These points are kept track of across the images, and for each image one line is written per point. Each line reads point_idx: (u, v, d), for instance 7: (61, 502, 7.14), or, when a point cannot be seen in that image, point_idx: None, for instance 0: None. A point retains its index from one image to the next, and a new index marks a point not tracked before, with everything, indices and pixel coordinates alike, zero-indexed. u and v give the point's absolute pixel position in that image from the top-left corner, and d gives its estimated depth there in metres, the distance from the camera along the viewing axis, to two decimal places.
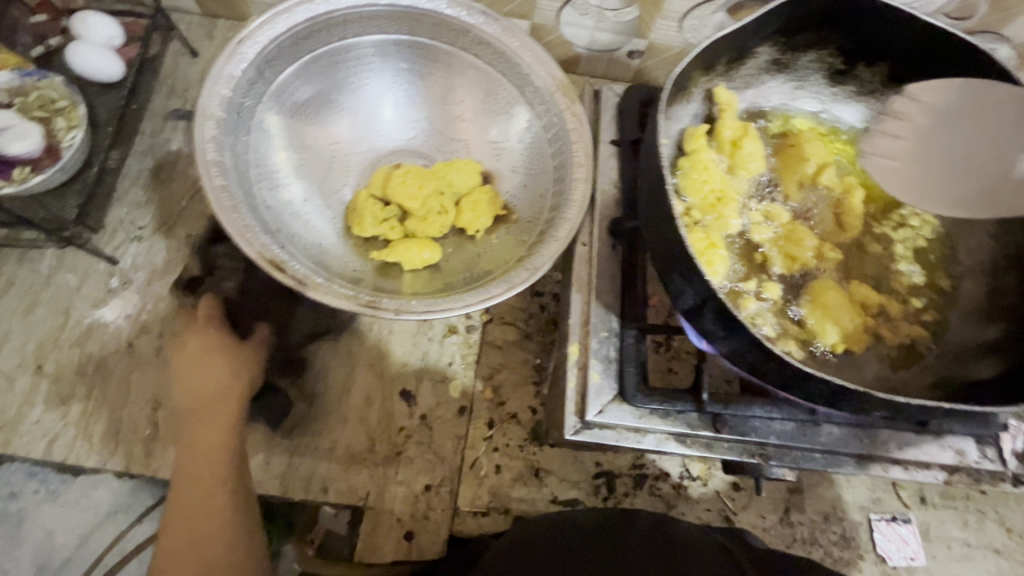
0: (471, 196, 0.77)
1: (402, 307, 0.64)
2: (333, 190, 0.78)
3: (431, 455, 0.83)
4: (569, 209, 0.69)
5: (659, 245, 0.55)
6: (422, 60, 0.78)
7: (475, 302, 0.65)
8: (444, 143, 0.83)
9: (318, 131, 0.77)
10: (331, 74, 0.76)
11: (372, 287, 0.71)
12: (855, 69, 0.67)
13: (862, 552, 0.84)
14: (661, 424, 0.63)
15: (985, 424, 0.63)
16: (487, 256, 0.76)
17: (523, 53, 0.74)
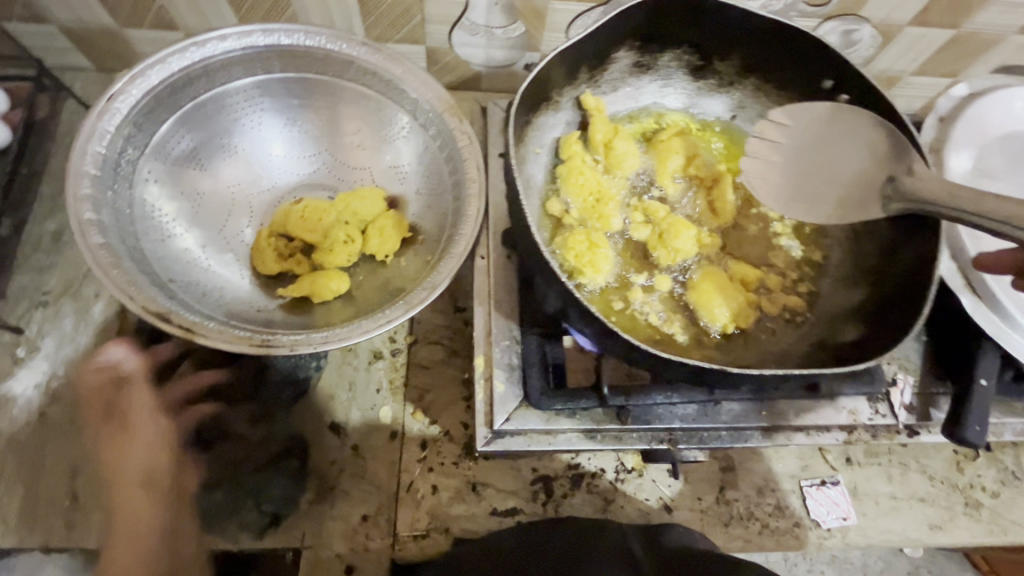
0: (376, 223, 0.77)
1: (300, 340, 0.63)
2: (235, 234, 0.77)
3: (366, 484, 0.83)
4: (466, 224, 0.69)
5: (530, 251, 0.57)
6: (310, 95, 0.78)
7: (377, 326, 0.64)
8: (346, 173, 0.82)
9: (210, 178, 0.77)
10: (217, 120, 0.76)
11: (276, 324, 0.70)
12: (711, 64, 0.71)
13: (797, 519, 0.86)
14: (569, 423, 0.65)
15: (870, 382, 0.67)
16: (395, 279, 0.76)
17: (406, 77, 0.75)
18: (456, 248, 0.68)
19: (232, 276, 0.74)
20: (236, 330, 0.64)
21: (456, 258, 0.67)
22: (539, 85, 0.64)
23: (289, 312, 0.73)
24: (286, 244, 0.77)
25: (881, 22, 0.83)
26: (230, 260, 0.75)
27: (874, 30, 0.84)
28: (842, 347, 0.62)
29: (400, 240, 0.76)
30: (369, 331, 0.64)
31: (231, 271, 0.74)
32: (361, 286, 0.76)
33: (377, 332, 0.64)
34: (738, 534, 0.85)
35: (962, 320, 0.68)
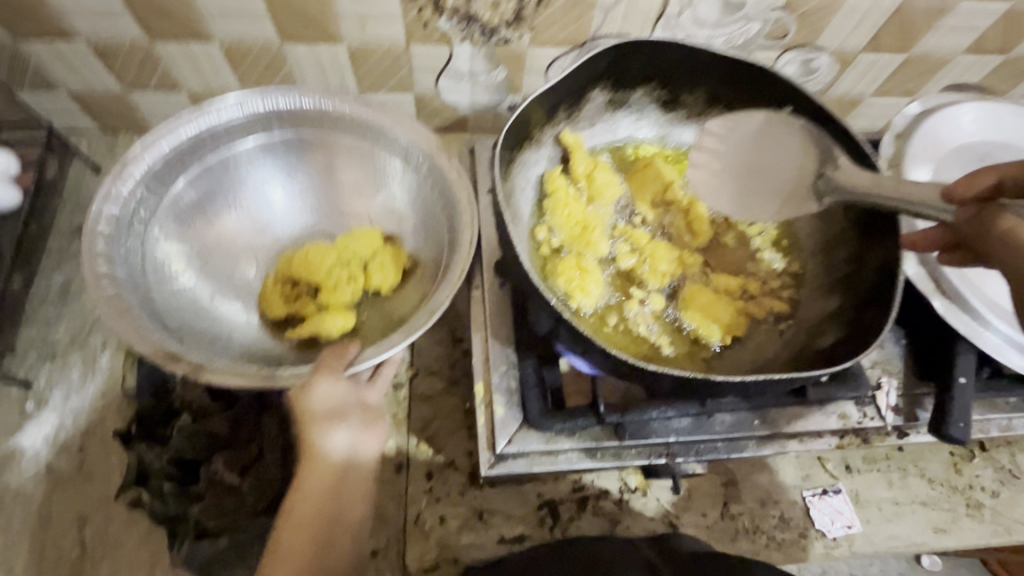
0: (376, 258, 0.80)
1: (300, 373, 0.66)
2: (242, 283, 0.80)
3: (374, 518, 0.83)
4: (461, 248, 0.71)
5: (521, 278, 0.60)
6: (309, 148, 0.82)
7: (378, 355, 0.66)
8: (347, 220, 0.86)
9: (217, 232, 0.80)
10: (223, 177, 0.80)
11: (283, 361, 0.73)
12: (679, 97, 0.77)
13: (802, 530, 0.87)
14: (569, 442, 0.67)
15: (857, 385, 0.69)
16: (398, 312, 0.79)
17: (398, 124, 0.79)
18: (453, 271, 0.70)
19: (242, 321, 0.77)
20: (240, 366, 0.66)
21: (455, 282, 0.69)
22: (522, 125, 0.69)
23: (300, 351, 0.76)
24: (291, 287, 0.80)
25: (836, 49, 0.89)
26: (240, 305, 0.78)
27: (831, 57, 0.90)
28: (823, 352, 0.65)
29: (399, 274, 0.80)
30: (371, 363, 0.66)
31: (239, 317, 0.77)
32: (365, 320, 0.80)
33: (377, 361, 0.65)
34: (745, 548, 0.86)
35: (937, 322, 0.71)
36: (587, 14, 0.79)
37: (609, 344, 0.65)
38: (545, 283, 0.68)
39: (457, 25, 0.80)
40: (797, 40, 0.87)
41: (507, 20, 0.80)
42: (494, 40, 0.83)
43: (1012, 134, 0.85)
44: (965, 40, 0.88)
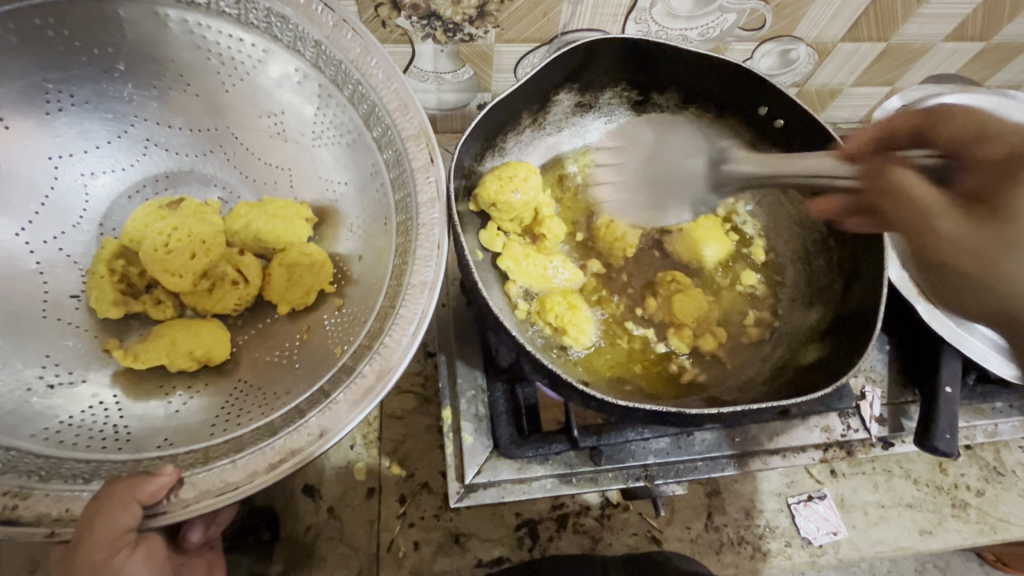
0: (284, 256, 0.58)
1: (64, 493, 0.42)
2: (60, 229, 0.56)
3: (345, 547, 0.79)
4: (394, 333, 0.49)
5: (483, 306, 0.56)
6: (210, 67, 0.57)
7: (213, 498, 0.43)
8: (257, 172, 0.62)
9: (23, 142, 0.53)
10: (23, 41, 0.49)
11: (38, 476, 0.43)
12: (650, 98, 0.74)
13: (788, 539, 0.85)
14: (541, 470, 0.63)
15: (840, 399, 0.67)
16: (297, 365, 0.55)
17: (364, 60, 0.55)
18: (366, 372, 0.48)
19: (9, 366, 0.49)
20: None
21: (365, 405, 0.47)
22: (483, 131, 0.65)
23: (129, 387, 0.52)
24: (138, 273, 0.56)
25: (815, 41, 0.84)
26: (35, 322, 0.52)
27: (809, 48, 0.86)
28: (803, 369, 0.63)
29: (314, 295, 0.58)
30: (204, 504, 0.43)
31: None
32: (247, 353, 0.57)
33: (209, 509, 0.43)
34: (730, 561, 0.84)
35: (920, 329, 0.69)
36: (554, 8, 0.73)
37: (602, 393, 0.59)
38: (528, 334, 0.64)
39: (417, 24, 0.72)
40: (774, 32, 0.82)
41: (469, 16, 0.72)
42: (458, 37, 0.75)
43: None
44: (945, 27, 0.84)
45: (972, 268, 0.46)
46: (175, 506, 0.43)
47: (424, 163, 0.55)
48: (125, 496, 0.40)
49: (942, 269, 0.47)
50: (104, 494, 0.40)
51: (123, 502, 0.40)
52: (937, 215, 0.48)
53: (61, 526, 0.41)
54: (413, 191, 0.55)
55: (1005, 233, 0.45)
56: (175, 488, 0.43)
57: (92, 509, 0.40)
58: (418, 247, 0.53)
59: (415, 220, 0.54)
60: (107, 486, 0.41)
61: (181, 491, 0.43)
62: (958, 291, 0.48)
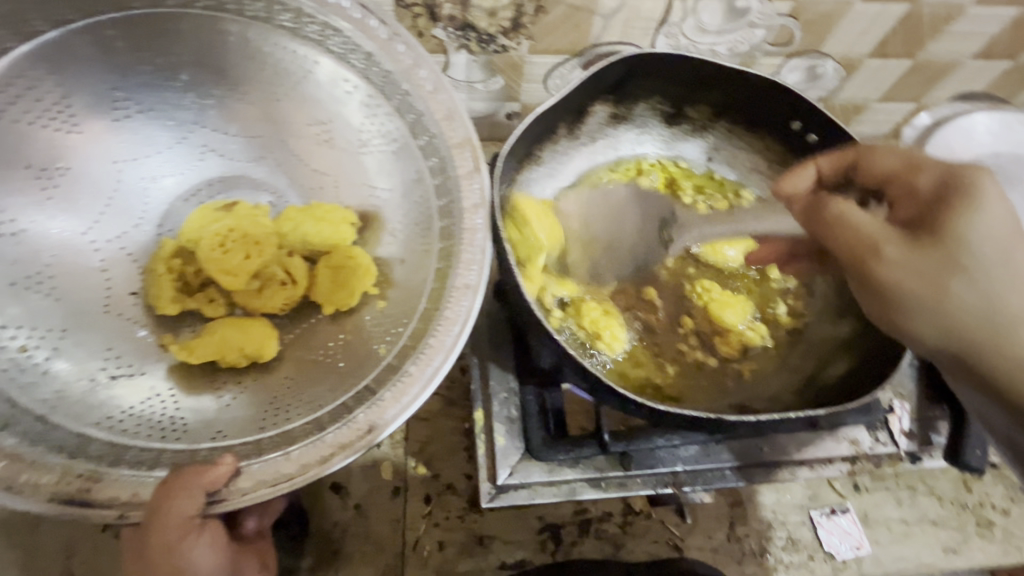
0: (330, 259, 0.60)
1: (134, 478, 0.46)
2: (123, 230, 0.58)
3: (370, 545, 0.81)
4: (438, 334, 0.52)
5: (521, 310, 0.58)
6: (265, 76, 0.59)
7: (267, 488, 0.45)
8: (304, 177, 0.64)
9: (91, 145, 0.56)
10: (98, 49, 0.53)
11: (107, 461, 0.46)
12: (684, 112, 0.75)
13: (811, 552, 0.85)
14: (572, 473, 0.64)
15: (869, 412, 0.67)
16: (342, 363, 0.57)
17: (413, 72, 0.57)
18: (411, 370, 0.50)
19: (76, 359, 0.51)
20: (53, 458, 0.45)
21: (410, 403, 0.49)
22: (523, 143, 0.67)
23: (183, 382, 0.54)
24: (194, 272, 0.58)
25: (842, 56, 0.85)
26: (98, 317, 0.54)
27: (837, 64, 0.87)
28: (834, 382, 0.64)
29: (357, 297, 0.60)
30: (259, 494, 0.46)
31: (51, 337, 0.51)
32: (293, 351, 0.59)
33: (264, 498, 0.45)
34: (751, 572, 0.84)
35: None
36: (587, 21, 0.74)
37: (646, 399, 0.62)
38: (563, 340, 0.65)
39: (453, 34, 0.74)
40: (802, 47, 0.83)
41: (504, 28, 0.74)
42: (492, 48, 0.77)
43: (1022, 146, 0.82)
44: (975, 45, 0.84)
45: (920, 288, 0.49)
46: (233, 493, 0.45)
47: (468, 170, 0.57)
48: (190, 484, 0.43)
49: (886, 292, 0.50)
50: (171, 482, 0.44)
51: (190, 489, 0.43)
52: (871, 246, 0.51)
53: (129, 509, 0.44)
54: (456, 197, 0.57)
55: (937, 262, 0.48)
56: (233, 478, 0.46)
57: (160, 495, 0.43)
58: (462, 252, 0.55)
59: (458, 226, 0.56)
60: (173, 474, 0.44)
61: (238, 480, 0.46)
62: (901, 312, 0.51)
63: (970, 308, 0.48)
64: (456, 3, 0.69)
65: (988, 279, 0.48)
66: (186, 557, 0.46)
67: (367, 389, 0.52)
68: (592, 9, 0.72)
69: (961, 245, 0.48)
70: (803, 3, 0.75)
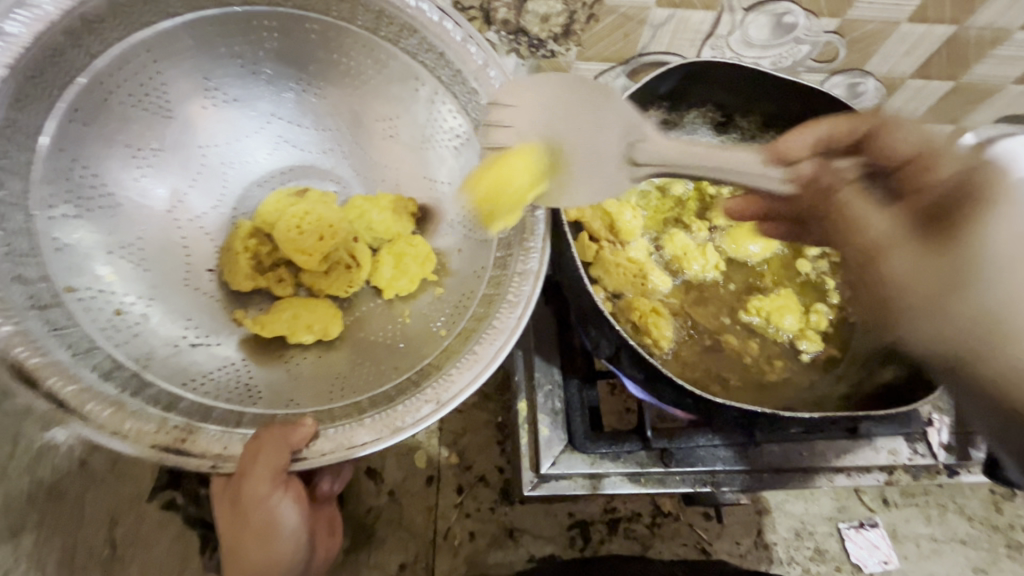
0: (394, 246, 0.62)
1: (222, 434, 0.47)
2: (202, 210, 0.62)
3: (404, 531, 0.82)
4: (502, 315, 0.54)
5: (577, 303, 0.59)
6: (342, 72, 0.63)
7: (343, 452, 0.47)
8: (369, 169, 0.68)
9: (182, 128, 0.60)
10: (198, 42, 0.57)
11: (197, 418, 0.48)
12: (733, 120, 0.78)
13: (837, 564, 0.85)
14: (613, 466, 0.65)
15: (907, 423, 0.68)
16: (402, 345, 0.59)
17: (482, 72, 0.59)
18: (476, 349, 0.52)
19: (162, 324, 0.54)
20: (151, 410, 0.46)
21: (476, 379, 0.51)
22: None
23: (254, 353, 0.57)
24: (268, 252, 0.61)
25: (884, 75, 0.87)
26: (179, 287, 0.58)
27: (878, 82, 0.88)
28: (877, 391, 0.65)
29: (417, 283, 0.62)
30: (336, 456, 0.47)
31: (141, 303, 0.54)
32: (355, 330, 0.61)
33: (338, 462, 0.47)
34: None
35: None
36: (636, 30, 0.76)
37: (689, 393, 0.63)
38: None
39: (505, 38, 0.76)
40: (845, 65, 0.84)
41: (555, 34, 0.76)
42: (541, 53, 0.79)
43: None
44: (1018, 69, 0.85)
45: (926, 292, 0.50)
46: (313, 454, 0.47)
47: (529, 166, 0.59)
48: (279, 439, 0.46)
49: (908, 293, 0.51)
50: (260, 438, 0.46)
51: (278, 444, 0.45)
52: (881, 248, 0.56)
53: (223, 461, 0.46)
54: (519, 190, 0.59)
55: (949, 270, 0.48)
56: (313, 440, 0.47)
57: (252, 449, 0.45)
58: (524, 241, 0.57)
59: (521, 218, 0.58)
60: (262, 430, 0.46)
61: (318, 442, 0.47)
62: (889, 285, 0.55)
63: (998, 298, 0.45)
64: (510, 7, 0.72)
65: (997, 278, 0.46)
66: (274, 509, 0.49)
67: (429, 368, 0.54)
68: (642, 19, 0.74)
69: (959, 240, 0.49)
70: (851, 21, 0.76)
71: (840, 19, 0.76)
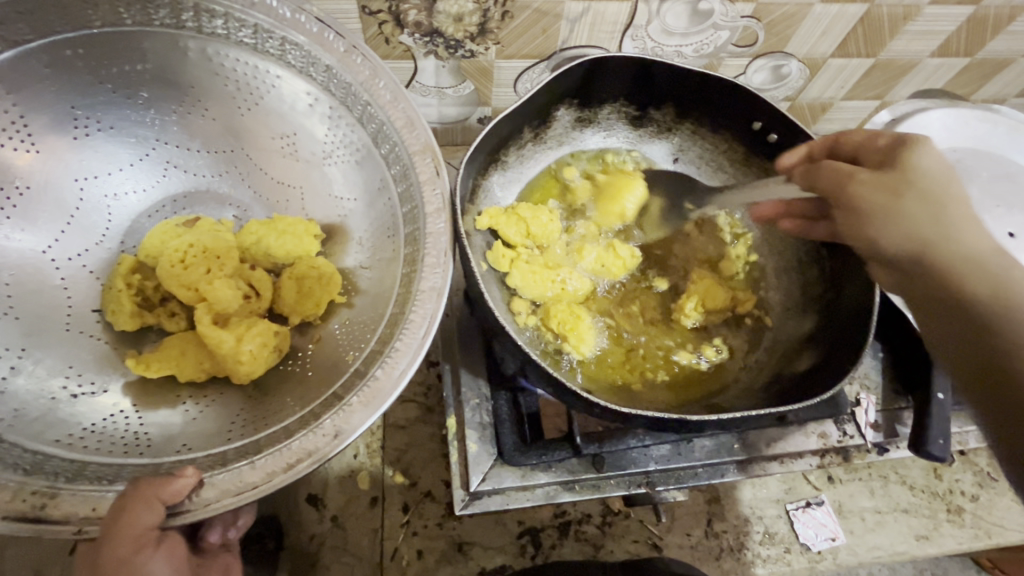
0: (295, 270, 0.60)
1: (91, 492, 0.44)
2: (84, 248, 0.58)
3: (349, 556, 0.79)
4: (404, 338, 0.52)
5: (490, 314, 0.57)
6: (228, 92, 0.59)
7: (231, 497, 0.45)
8: (269, 191, 0.64)
9: (49, 164, 0.55)
10: (54, 68, 0.53)
11: (64, 477, 0.45)
12: (649, 114, 0.77)
13: (787, 545, 0.85)
14: (544, 477, 0.64)
15: (834, 407, 0.68)
16: (311, 374, 0.57)
17: (371, 83, 0.57)
18: (377, 375, 0.50)
19: (36, 376, 0.51)
20: (7, 476, 0.43)
21: (376, 408, 0.49)
22: (488, 146, 0.68)
23: (142, 398, 0.54)
24: (155, 286, 0.58)
25: (806, 56, 0.86)
26: (61, 336, 0.54)
27: (801, 64, 0.88)
28: (799, 376, 0.66)
29: (324, 307, 0.59)
30: (223, 503, 0.45)
31: (10, 356, 0.50)
32: None
33: (228, 508, 0.45)
34: (730, 567, 0.84)
35: (912, 336, 0.71)
36: (554, 25, 0.74)
37: (606, 401, 0.61)
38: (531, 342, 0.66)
39: (420, 40, 0.73)
40: (765, 48, 0.84)
41: (471, 33, 0.73)
42: (460, 53, 0.76)
43: (979, 140, 0.84)
44: (932, 44, 0.86)
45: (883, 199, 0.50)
46: (197, 504, 0.45)
47: (430, 176, 0.57)
48: (149, 494, 0.43)
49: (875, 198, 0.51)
50: (129, 494, 0.43)
51: (146, 501, 0.43)
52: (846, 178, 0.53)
53: (88, 524, 0.43)
54: (420, 203, 0.57)
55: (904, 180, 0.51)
56: (197, 488, 0.45)
57: (118, 506, 0.42)
58: (426, 256, 0.55)
59: (423, 231, 0.56)
60: (132, 486, 0.43)
61: (202, 491, 0.45)
62: (868, 224, 0.51)
63: (937, 183, 0.50)
64: (420, 8, 0.68)
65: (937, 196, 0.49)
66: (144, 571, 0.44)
67: (331, 400, 0.51)
68: (558, 13, 0.72)
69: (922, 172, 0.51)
70: (765, 4, 0.75)
71: (755, 4, 0.75)
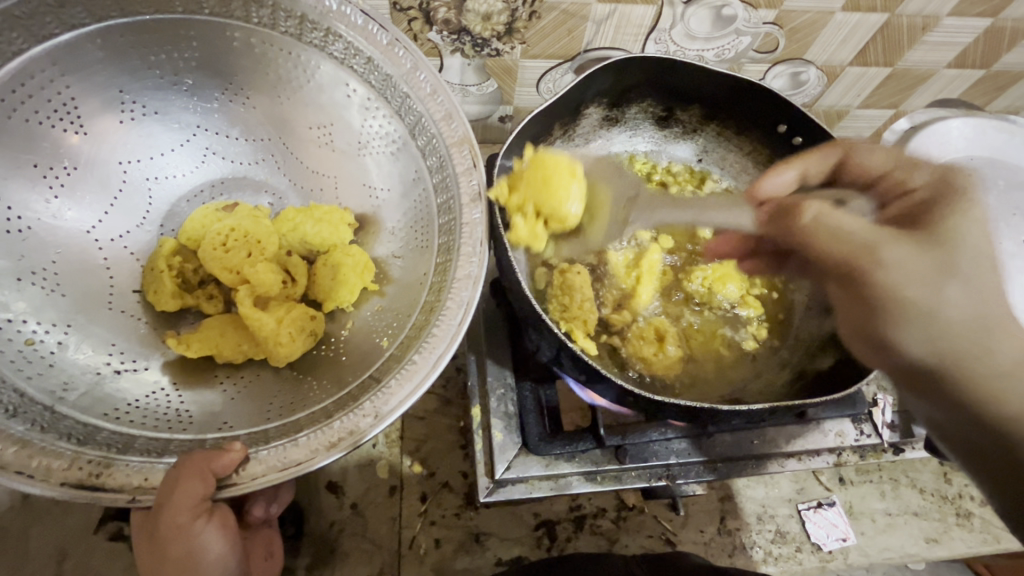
0: (330, 258, 0.61)
1: (143, 464, 0.46)
2: (125, 230, 0.59)
3: (367, 544, 0.79)
4: (442, 324, 0.53)
5: (522, 305, 0.58)
6: (269, 81, 0.61)
7: (276, 473, 0.46)
8: (304, 179, 0.65)
9: (98, 146, 0.57)
10: (108, 53, 0.54)
11: (116, 448, 0.46)
12: (674, 115, 0.79)
13: (798, 544, 0.85)
14: (568, 467, 0.66)
15: (852, 405, 0.71)
16: (344, 358, 0.58)
17: (412, 75, 0.58)
18: (416, 359, 0.51)
19: (83, 351, 0.52)
20: (63, 444, 0.45)
21: (416, 389, 0.50)
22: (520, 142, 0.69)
23: (183, 377, 0.55)
24: (194, 270, 0.59)
25: (824, 64, 0.88)
26: (106, 314, 0.55)
27: (819, 71, 0.89)
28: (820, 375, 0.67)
29: (357, 294, 0.61)
30: (270, 478, 0.46)
31: (58, 331, 0.52)
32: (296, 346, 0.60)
33: (273, 483, 0.46)
34: (743, 564, 0.84)
35: None
36: (579, 26, 0.75)
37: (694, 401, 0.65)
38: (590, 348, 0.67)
39: (448, 38, 0.75)
40: (785, 55, 0.85)
41: (498, 32, 0.74)
42: (486, 52, 0.78)
43: (997, 150, 0.86)
44: (948, 54, 0.87)
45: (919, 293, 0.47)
46: (244, 477, 0.46)
47: (466, 168, 0.58)
48: (201, 466, 0.44)
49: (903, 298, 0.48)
50: (182, 465, 0.44)
51: (200, 472, 0.44)
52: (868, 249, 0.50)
53: (141, 493, 0.45)
54: (456, 194, 0.58)
55: (941, 260, 0.48)
56: (244, 463, 0.47)
57: (172, 477, 0.44)
58: (462, 246, 0.56)
59: (458, 221, 0.57)
60: (183, 458, 0.45)
61: (249, 465, 0.46)
62: (893, 325, 0.49)
63: (980, 261, 0.48)
64: (451, 6, 0.70)
65: (977, 282, 0.47)
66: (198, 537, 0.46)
67: (369, 383, 0.53)
68: (584, 15, 0.73)
69: (960, 247, 0.48)
70: (787, 11, 0.77)
71: (777, 10, 0.76)
